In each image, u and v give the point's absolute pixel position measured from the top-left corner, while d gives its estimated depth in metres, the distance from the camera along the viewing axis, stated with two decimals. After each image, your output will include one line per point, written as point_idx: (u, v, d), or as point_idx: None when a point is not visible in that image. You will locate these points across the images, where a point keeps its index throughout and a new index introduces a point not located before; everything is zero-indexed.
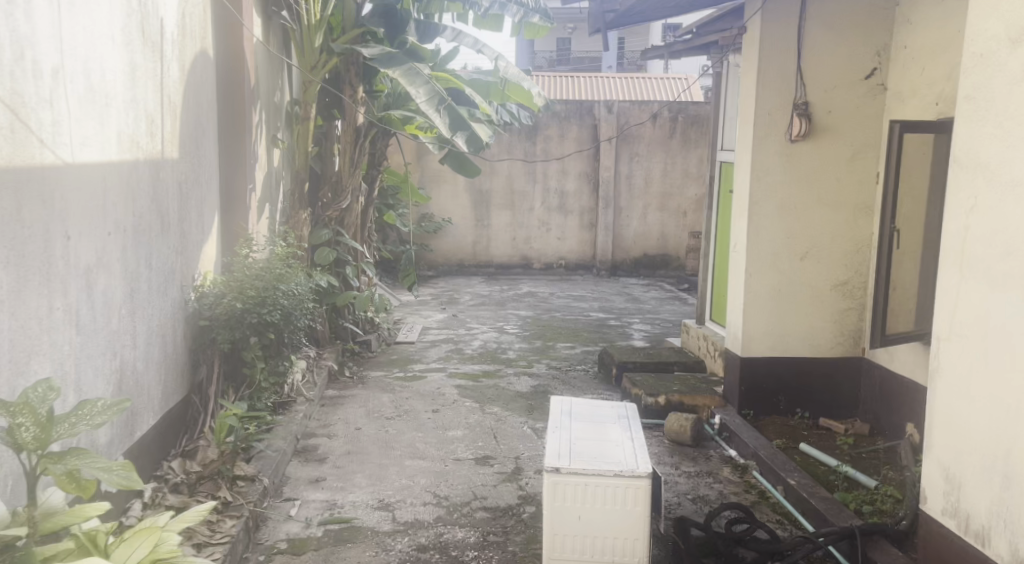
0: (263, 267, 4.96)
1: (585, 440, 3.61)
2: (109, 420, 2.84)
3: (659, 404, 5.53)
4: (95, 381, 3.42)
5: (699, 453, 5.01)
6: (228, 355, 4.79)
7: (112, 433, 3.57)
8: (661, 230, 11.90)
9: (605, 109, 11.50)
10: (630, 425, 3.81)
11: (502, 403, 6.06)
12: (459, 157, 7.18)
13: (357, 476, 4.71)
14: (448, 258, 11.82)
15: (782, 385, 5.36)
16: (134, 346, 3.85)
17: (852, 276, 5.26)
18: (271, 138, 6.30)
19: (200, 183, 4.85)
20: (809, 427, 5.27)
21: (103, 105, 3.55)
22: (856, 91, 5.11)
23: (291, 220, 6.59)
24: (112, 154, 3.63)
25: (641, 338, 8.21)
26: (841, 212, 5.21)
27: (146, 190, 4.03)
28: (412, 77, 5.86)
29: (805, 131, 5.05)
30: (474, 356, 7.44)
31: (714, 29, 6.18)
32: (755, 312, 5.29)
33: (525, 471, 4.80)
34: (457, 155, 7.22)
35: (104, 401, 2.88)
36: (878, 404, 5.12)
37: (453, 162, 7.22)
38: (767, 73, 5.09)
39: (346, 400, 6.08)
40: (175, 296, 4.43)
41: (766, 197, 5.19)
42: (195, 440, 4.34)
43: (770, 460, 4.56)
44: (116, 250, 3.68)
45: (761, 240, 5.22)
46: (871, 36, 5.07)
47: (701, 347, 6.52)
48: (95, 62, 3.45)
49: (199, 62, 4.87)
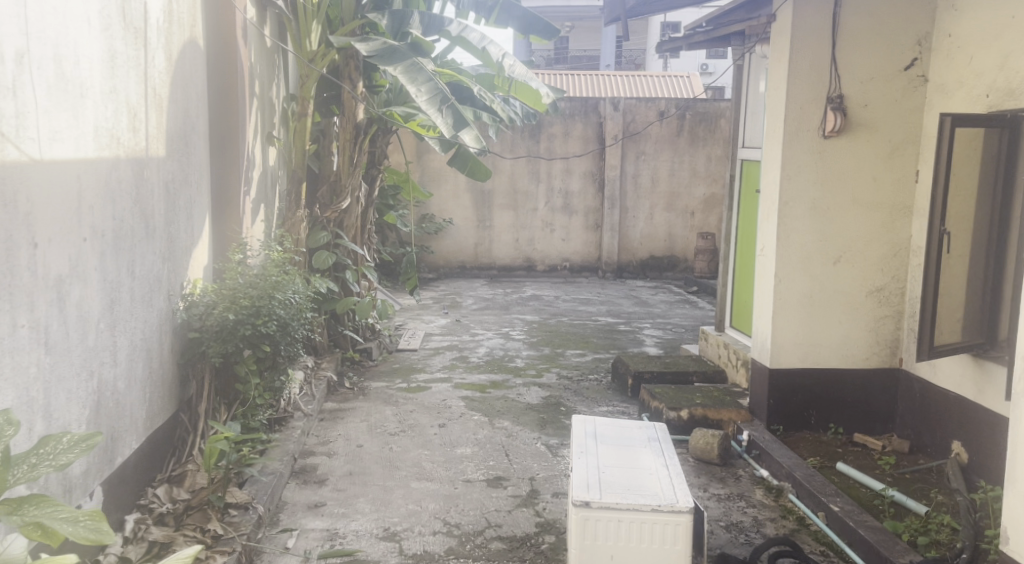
0: (258, 274, 4.57)
1: (615, 469, 3.28)
2: (78, 459, 2.50)
3: (682, 418, 5.15)
4: (69, 407, 3.07)
5: (727, 473, 4.65)
6: (221, 369, 4.44)
7: (89, 464, 3.23)
8: (668, 231, 11.54)
9: (611, 106, 11.14)
10: (662, 449, 3.49)
11: (512, 417, 5.70)
12: (466, 159, 6.85)
13: (360, 501, 4.34)
14: (450, 261, 11.46)
15: (813, 398, 4.99)
16: (114, 364, 3.49)
17: (889, 282, 4.90)
18: (266, 135, 5.93)
19: (189, 182, 4.48)
20: (844, 444, 4.90)
21: (78, 96, 3.19)
22: (894, 82, 4.76)
23: (287, 223, 6.23)
24: (88, 151, 3.28)
25: (654, 345, 7.85)
26: (878, 213, 4.85)
27: (128, 191, 3.67)
28: (413, 74, 5.50)
29: (839, 126, 4.70)
30: (481, 365, 7.07)
31: (737, 18, 5.79)
32: (785, 321, 4.92)
33: (541, 494, 4.45)
34: (464, 157, 6.90)
35: (72, 436, 2.55)
36: (918, 419, 4.76)
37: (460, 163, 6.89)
38: (799, 64, 4.73)
39: (346, 414, 5.72)
40: (161, 307, 4.06)
41: (797, 197, 4.83)
42: (183, 465, 4.02)
43: (809, 483, 4.19)
44: (93, 258, 3.32)
45: (791, 242, 4.86)
46: (911, 24, 4.71)
47: (722, 355, 6.17)
48: (68, 47, 3.09)
49: (188, 51, 4.51)
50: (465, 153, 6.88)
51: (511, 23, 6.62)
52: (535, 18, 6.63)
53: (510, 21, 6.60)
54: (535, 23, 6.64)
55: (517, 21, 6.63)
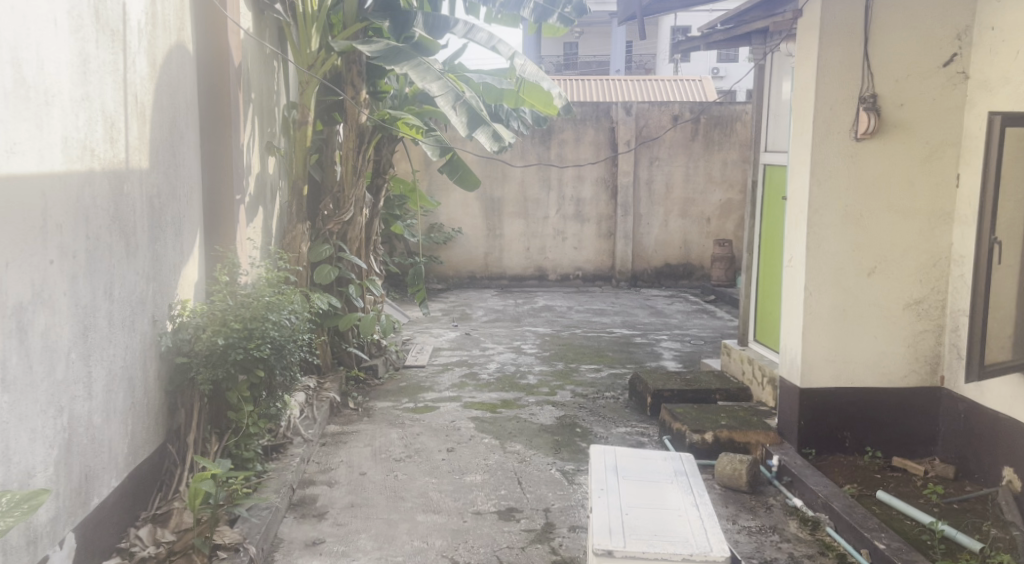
0: (251, 293, 4.25)
1: (641, 510, 2.97)
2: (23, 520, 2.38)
3: (706, 441, 4.80)
4: (30, 448, 2.81)
5: (757, 501, 4.31)
6: (211, 396, 4.15)
7: (58, 507, 2.97)
8: (683, 238, 11.21)
9: (623, 111, 10.82)
10: (690, 484, 3.17)
11: (525, 440, 5.37)
12: (455, 166, 6.68)
13: (361, 537, 4.03)
14: (459, 271, 11.16)
15: (848, 420, 4.65)
16: (88, 398, 3.20)
17: (927, 294, 4.56)
18: (264, 145, 5.64)
19: (177, 196, 4.19)
20: (882, 469, 4.56)
21: (43, 105, 2.92)
22: (931, 80, 4.42)
23: (286, 237, 5.94)
24: (55, 163, 2.99)
25: (672, 359, 7.51)
26: (915, 220, 4.52)
27: (106, 208, 3.38)
28: (421, 71, 5.21)
29: (873, 128, 4.37)
30: (491, 382, 6.74)
31: (760, 15, 5.41)
32: (816, 337, 4.59)
33: (557, 528, 4.13)
34: (455, 163, 6.69)
35: (14, 494, 2.43)
36: (963, 442, 4.42)
37: (451, 170, 6.74)
38: (828, 62, 4.40)
39: (350, 438, 5.40)
40: (145, 331, 3.75)
41: (827, 204, 4.50)
42: (169, 502, 3.75)
43: (849, 515, 3.85)
44: (61, 282, 3.03)
45: (821, 251, 4.53)
46: (950, 17, 4.38)
47: (746, 371, 5.84)
48: (29, 49, 2.82)
49: (176, 56, 4.22)
50: (455, 159, 6.71)
51: (523, 11, 6.27)
52: (548, 8, 6.31)
53: (521, 9, 6.24)
54: (548, 12, 6.30)
55: (529, 11, 6.28)
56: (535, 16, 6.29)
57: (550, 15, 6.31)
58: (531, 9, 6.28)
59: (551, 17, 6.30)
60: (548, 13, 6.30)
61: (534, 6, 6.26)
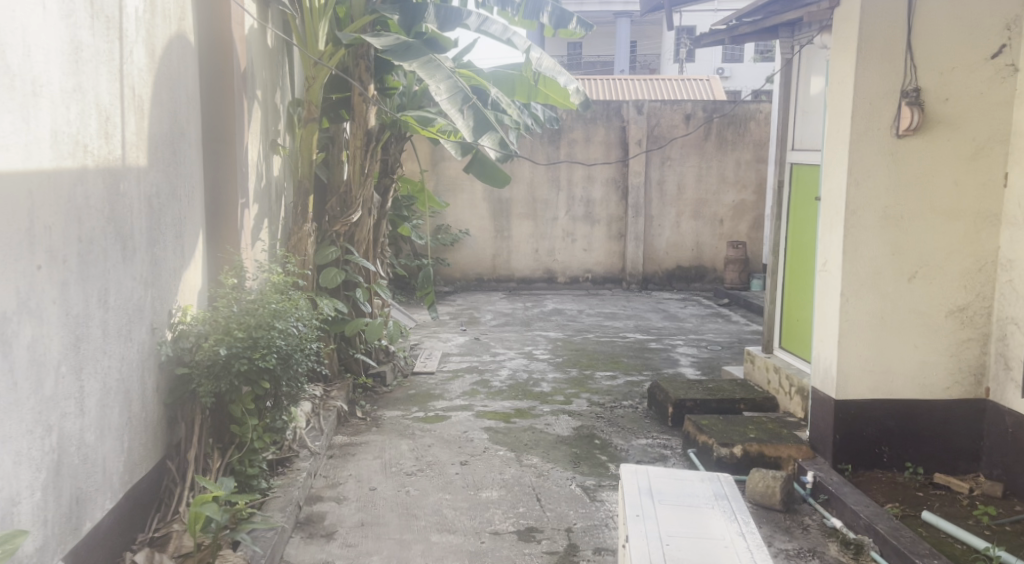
0: (257, 297, 4.02)
1: (683, 540, 2.71)
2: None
3: (735, 456, 4.55)
4: (14, 470, 2.56)
5: (793, 521, 4.06)
6: (214, 408, 3.91)
7: (46, 535, 2.73)
8: (695, 240, 10.95)
9: (634, 109, 10.57)
10: (734, 510, 2.91)
11: (541, 452, 5.12)
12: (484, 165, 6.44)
13: (373, 560, 3.78)
14: (467, 273, 10.90)
15: (886, 433, 4.40)
16: (80, 414, 2.95)
17: (972, 301, 4.31)
18: (269, 142, 5.40)
19: (178, 196, 3.94)
20: (924, 486, 4.31)
21: (31, 97, 2.67)
22: (979, 72, 4.17)
23: (293, 238, 5.65)
24: (44, 160, 2.75)
25: (691, 366, 7.25)
26: (960, 223, 4.26)
27: (100, 207, 3.12)
28: (431, 69, 4.99)
29: (916, 124, 4.12)
30: (503, 390, 6.48)
31: (794, 5, 5.08)
32: (852, 345, 4.33)
33: (581, 550, 3.88)
34: (481, 161, 6.46)
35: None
36: (1010, 457, 4.19)
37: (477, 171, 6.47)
38: (869, 54, 4.14)
39: (357, 450, 5.15)
40: (142, 339, 3.50)
41: (866, 205, 4.24)
42: (167, 524, 3.51)
43: (896, 538, 3.61)
44: (50, 289, 2.78)
45: (858, 254, 4.27)
46: (1000, 6, 4.14)
47: (772, 380, 5.59)
48: (15, 34, 2.57)
49: (176, 47, 3.97)
50: (483, 159, 6.47)
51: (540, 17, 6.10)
52: (566, 13, 6.16)
53: (539, 14, 6.08)
54: (566, 18, 6.15)
55: (547, 15, 6.11)
56: (552, 22, 6.14)
57: (568, 20, 6.15)
58: (549, 14, 6.12)
59: (569, 22, 6.15)
60: (567, 19, 6.14)
61: (553, 9, 6.10)
